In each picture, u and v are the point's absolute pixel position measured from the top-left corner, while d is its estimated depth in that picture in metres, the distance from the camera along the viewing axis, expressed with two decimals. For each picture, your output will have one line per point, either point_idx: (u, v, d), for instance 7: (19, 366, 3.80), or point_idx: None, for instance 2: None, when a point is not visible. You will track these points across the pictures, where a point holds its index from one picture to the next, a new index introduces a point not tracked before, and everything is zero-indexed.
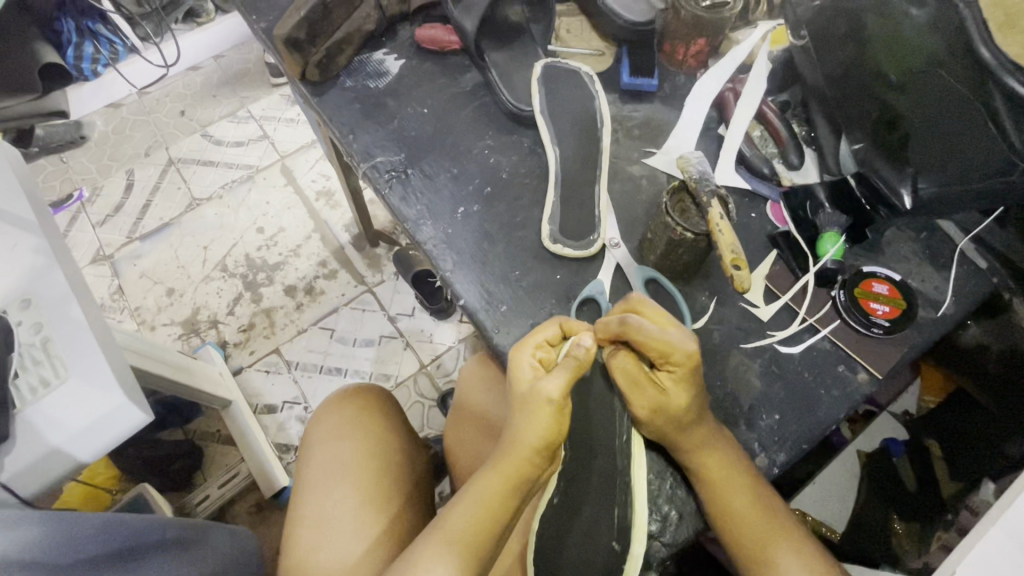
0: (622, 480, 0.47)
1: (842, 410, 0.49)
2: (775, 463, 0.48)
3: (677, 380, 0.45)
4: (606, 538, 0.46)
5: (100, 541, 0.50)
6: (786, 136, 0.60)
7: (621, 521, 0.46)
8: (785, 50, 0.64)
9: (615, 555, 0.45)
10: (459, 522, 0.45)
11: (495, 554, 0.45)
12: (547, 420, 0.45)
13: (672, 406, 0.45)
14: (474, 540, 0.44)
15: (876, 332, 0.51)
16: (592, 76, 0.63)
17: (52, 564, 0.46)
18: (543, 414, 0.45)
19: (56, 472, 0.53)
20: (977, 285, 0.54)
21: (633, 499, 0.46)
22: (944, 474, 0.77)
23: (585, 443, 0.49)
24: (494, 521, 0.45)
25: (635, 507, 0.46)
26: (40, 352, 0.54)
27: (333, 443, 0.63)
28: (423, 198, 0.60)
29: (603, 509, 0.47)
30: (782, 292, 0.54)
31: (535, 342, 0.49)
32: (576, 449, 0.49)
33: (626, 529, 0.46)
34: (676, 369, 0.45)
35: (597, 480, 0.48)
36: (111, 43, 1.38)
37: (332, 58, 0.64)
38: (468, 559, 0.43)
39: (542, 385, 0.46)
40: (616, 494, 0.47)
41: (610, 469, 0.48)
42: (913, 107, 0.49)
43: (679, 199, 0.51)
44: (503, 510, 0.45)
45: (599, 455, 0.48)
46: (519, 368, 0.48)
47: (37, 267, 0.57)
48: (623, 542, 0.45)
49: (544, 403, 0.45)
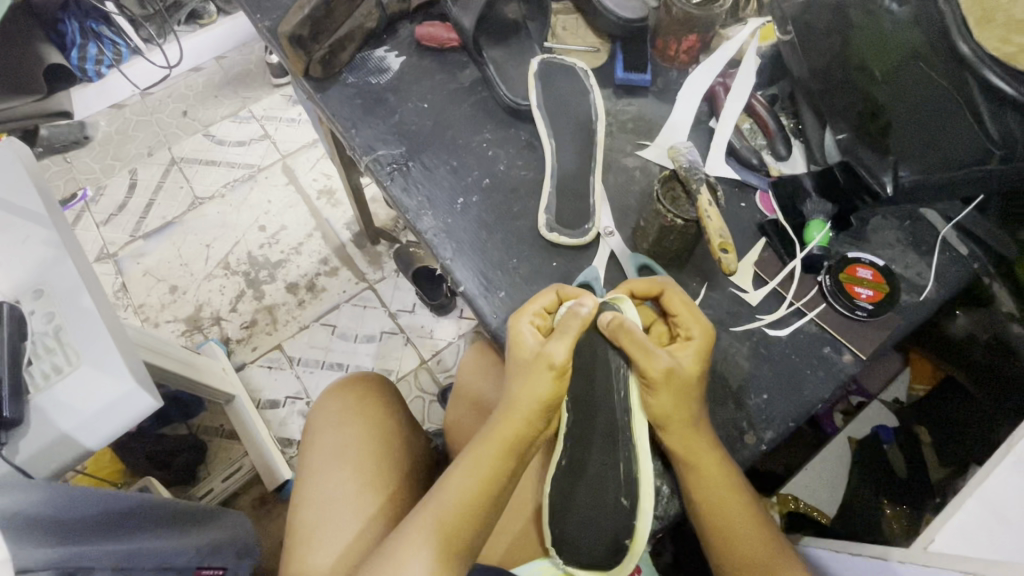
0: (625, 435, 0.48)
1: (827, 390, 0.51)
2: (763, 441, 0.50)
3: (692, 349, 0.47)
4: (613, 495, 0.48)
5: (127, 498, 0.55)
6: (774, 129, 0.62)
7: (627, 476, 0.48)
8: (773, 46, 0.65)
9: (623, 510, 0.47)
10: (454, 489, 0.48)
11: (490, 518, 0.48)
12: (545, 383, 0.47)
13: (682, 374, 0.46)
14: (469, 504, 0.47)
15: (861, 315, 0.53)
16: (586, 71, 0.65)
17: (72, 520, 0.48)
18: (543, 378, 0.47)
19: (72, 454, 0.55)
20: (957, 271, 0.55)
21: (636, 452, 0.48)
22: (933, 459, 0.78)
23: (583, 403, 0.50)
24: (489, 488, 0.48)
25: (638, 461, 0.48)
26: (53, 340, 0.56)
27: (335, 429, 0.65)
28: (423, 190, 0.62)
29: (610, 467, 0.48)
30: (770, 278, 0.56)
31: (532, 311, 0.50)
32: (577, 408, 0.50)
33: (632, 485, 0.47)
34: (692, 339, 0.48)
35: (600, 438, 0.49)
36: (115, 44, 1.40)
37: (335, 54, 0.66)
38: (463, 524, 0.46)
39: (549, 351, 0.47)
40: (619, 450, 0.48)
41: (612, 426, 0.49)
42: (896, 99, 0.51)
43: (670, 187, 0.53)
44: (499, 475, 0.48)
45: (600, 411, 0.49)
46: (520, 336, 0.49)
47: (49, 259, 0.59)
48: (632, 498, 0.47)
49: (546, 367, 0.47)
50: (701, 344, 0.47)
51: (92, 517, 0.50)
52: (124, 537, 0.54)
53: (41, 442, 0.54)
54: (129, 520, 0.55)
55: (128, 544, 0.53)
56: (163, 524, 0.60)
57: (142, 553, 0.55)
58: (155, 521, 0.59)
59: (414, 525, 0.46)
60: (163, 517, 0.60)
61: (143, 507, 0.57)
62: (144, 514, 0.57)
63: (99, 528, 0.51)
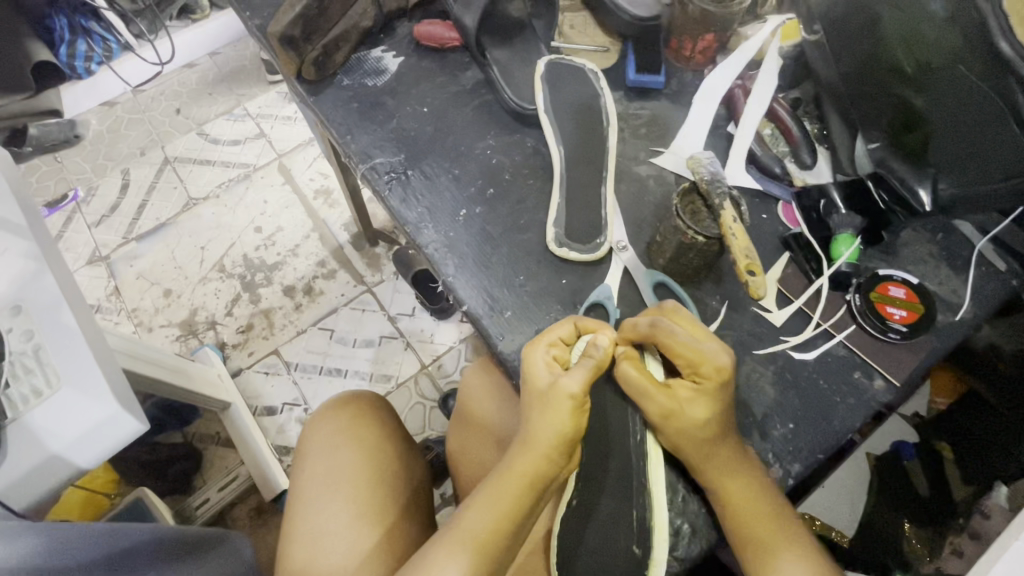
0: (638, 480, 0.45)
1: (857, 419, 0.48)
2: (791, 474, 0.47)
3: (700, 398, 0.44)
4: (625, 543, 0.44)
5: (106, 542, 0.49)
6: (798, 135, 0.58)
7: (640, 525, 0.44)
8: (796, 45, 0.61)
9: (635, 559, 0.43)
10: (469, 527, 0.44)
11: (504, 561, 0.44)
12: (565, 421, 0.44)
13: (688, 421, 0.44)
14: (484, 543, 0.43)
15: (894, 338, 0.49)
16: (597, 73, 0.61)
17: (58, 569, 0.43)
18: (562, 411, 0.44)
19: (56, 478, 0.51)
20: (995, 288, 0.52)
21: (650, 498, 0.45)
22: (957, 478, 0.74)
23: (599, 442, 0.47)
24: (505, 527, 0.44)
25: (653, 507, 0.44)
26: (31, 360, 0.52)
27: (328, 453, 0.62)
28: (424, 200, 0.58)
29: (622, 512, 0.45)
30: (795, 296, 0.52)
31: (549, 340, 0.47)
32: (593, 449, 0.47)
33: (645, 533, 0.44)
34: (701, 385, 0.44)
35: (613, 480, 0.46)
36: (105, 40, 1.36)
37: (329, 55, 0.62)
38: (478, 567, 0.42)
39: (563, 384, 0.44)
40: (632, 494, 0.45)
41: (625, 469, 0.46)
42: (931, 107, 0.47)
43: (689, 201, 0.49)
44: (516, 514, 0.45)
45: (613, 455, 0.47)
46: (535, 367, 0.46)
47: (27, 273, 0.55)
48: (644, 548, 0.43)
49: (566, 399, 0.44)
50: (711, 390, 0.44)
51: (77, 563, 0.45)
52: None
53: (19, 470, 0.50)
54: (121, 562, 0.49)
55: None
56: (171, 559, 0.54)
57: None
58: (157, 557, 0.53)
59: (426, 564, 0.43)
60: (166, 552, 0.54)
61: (133, 549, 0.51)
62: (138, 554, 0.51)
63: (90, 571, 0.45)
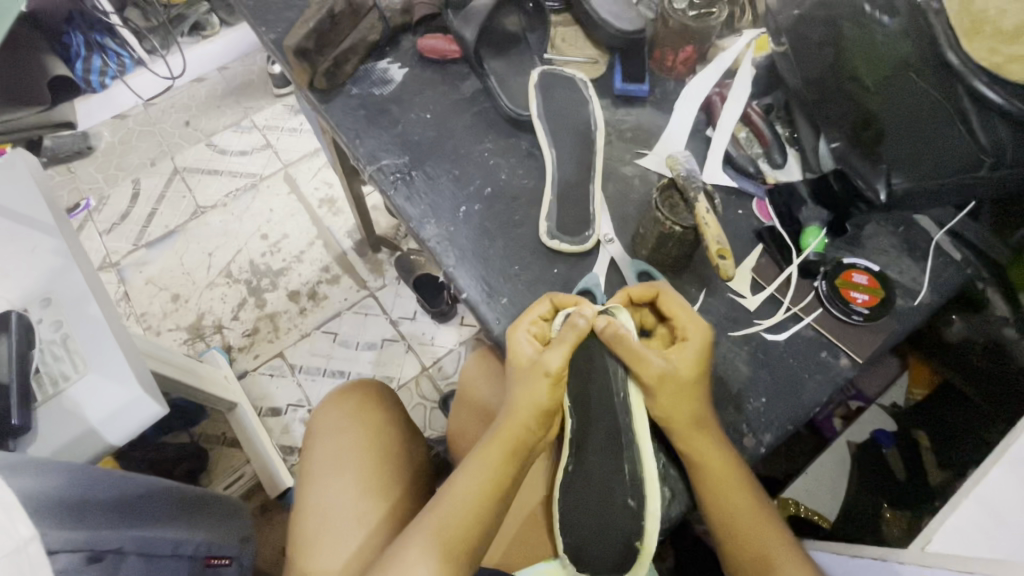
0: (627, 436, 0.49)
1: (824, 393, 0.52)
2: (762, 443, 0.51)
3: (690, 353, 0.49)
4: (621, 496, 0.48)
5: (126, 487, 0.58)
6: (770, 138, 0.63)
7: (633, 478, 0.48)
8: (768, 56, 0.67)
9: (632, 511, 0.48)
10: (463, 488, 0.49)
11: (497, 519, 0.50)
12: (543, 392, 0.50)
13: (681, 377, 0.48)
14: (476, 504, 0.49)
15: (857, 319, 0.54)
16: (586, 82, 0.66)
17: (89, 502, 0.52)
18: (540, 385, 0.50)
19: (90, 452, 0.56)
20: (951, 276, 0.56)
21: (638, 450, 0.49)
22: (932, 463, 0.79)
23: (586, 410, 0.51)
24: (496, 488, 0.49)
25: (642, 461, 0.49)
26: (60, 348, 0.56)
27: (334, 433, 0.66)
28: (426, 199, 0.63)
29: (614, 469, 0.49)
30: (768, 283, 0.57)
31: (530, 320, 0.51)
32: (581, 414, 0.52)
33: (639, 486, 0.48)
34: (688, 342, 0.49)
35: (601, 440, 0.50)
36: (119, 56, 1.42)
37: (339, 66, 0.67)
38: (470, 525, 0.48)
39: (544, 359, 0.49)
40: (622, 451, 0.49)
41: (615, 428, 0.50)
42: (887, 109, 0.52)
43: (668, 196, 0.54)
44: (505, 477, 0.50)
45: (602, 415, 0.50)
46: (517, 346, 0.51)
47: (57, 267, 0.60)
48: (638, 499, 0.48)
49: (543, 376, 0.49)
50: (698, 343, 0.49)
51: (107, 499, 0.54)
52: (135, 525, 0.55)
53: (54, 446, 0.55)
54: (136, 507, 0.58)
55: (143, 529, 0.56)
56: (168, 514, 0.62)
57: (164, 538, 0.57)
58: (161, 512, 0.61)
59: (422, 529, 0.47)
60: (166, 510, 0.62)
61: (141, 500, 0.59)
62: (146, 505, 0.59)
63: (112, 514, 0.54)
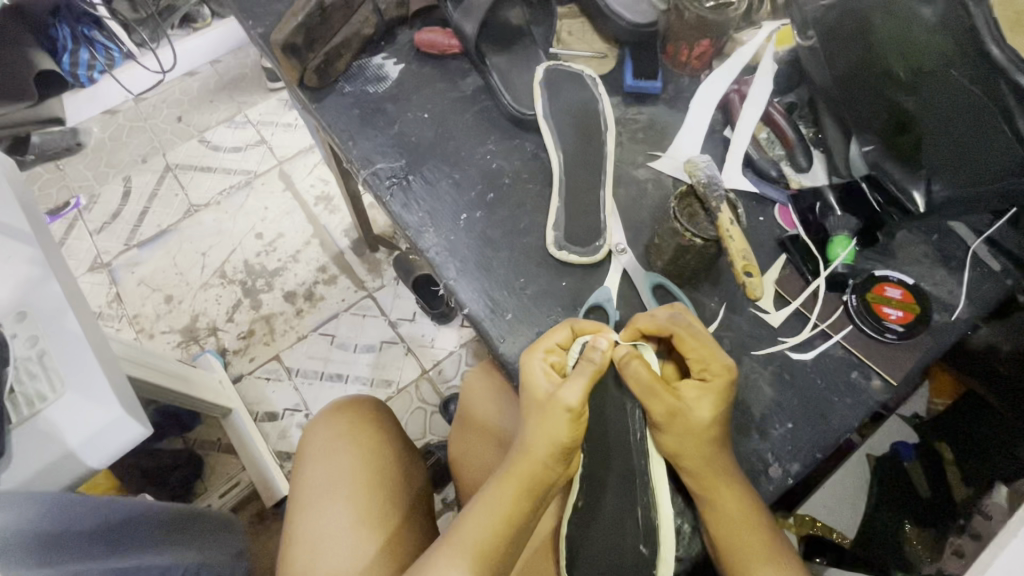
0: (642, 478, 0.47)
1: (855, 418, 0.48)
2: (790, 474, 0.47)
3: (709, 396, 0.45)
4: (633, 542, 0.45)
5: (112, 511, 0.54)
6: (794, 139, 0.59)
7: (647, 524, 0.45)
8: (791, 50, 0.62)
9: (643, 558, 0.45)
10: (471, 526, 0.45)
11: (506, 559, 0.45)
12: (562, 427, 0.45)
13: (694, 420, 0.44)
14: (484, 545, 0.44)
15: (891, 337, 0.50)
16: (595, 79, 0.62)
17: (64, 535, 0.48)
18: (559, 421, 0.45)
19: (67, 477, 0.52)
20: (989, 288, 0.53)
21: (654, 496, 0.46)
22: (956, 477, 0.75)
23: (599, 446, 0.48)
24: (506, 526, 0.45)
25: (657, 503, 0.46)
26: (35, 365, 0.52)
27: (327, 456, 0.62)
28: (425, 205, 0.59)
29: (628, 511, 0.46)
30: (792, 297, 0.53)
31: (546, 347, 0.48)
32: (593, 447, 0.48)
33: (652, 532, 0.45)
34: (710, 383, 0.45)
35: (615, 479, 0.47)
36: (107, 49, 1.35)
37: (330, 63, 0.63)
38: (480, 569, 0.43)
39: (563, 394, 0.45)
40: (637, 494, 0.46)
41: (627, 469, 0.47)
42: (924, 110, 0.47)
43: (687, 203, 0.51)
44: (516, 514, 0.46)
45: (614, 454, 0.48)
46: (533, 374, 0.47)
47: (32, 278, 0.55)
48: (651, 545, 0.45)
49: (562, 412, 0.44)
50: (718, 387, 0.45)
51: (87, 528, 0.50)
52: (116, 556, 0.51)
53: (28, 472, 0.51)
54: (121, 532, 0.54)
55: (123, 560, 0.51)
56: (157, 537, 0.58)
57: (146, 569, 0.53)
58: (149, 535, 0.57)
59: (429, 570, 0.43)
60: (155, 531, 0.58)
61: (126, 523, 0.55)
62: (130, 529, 0.55)
63: (87, 545, 0.49)
